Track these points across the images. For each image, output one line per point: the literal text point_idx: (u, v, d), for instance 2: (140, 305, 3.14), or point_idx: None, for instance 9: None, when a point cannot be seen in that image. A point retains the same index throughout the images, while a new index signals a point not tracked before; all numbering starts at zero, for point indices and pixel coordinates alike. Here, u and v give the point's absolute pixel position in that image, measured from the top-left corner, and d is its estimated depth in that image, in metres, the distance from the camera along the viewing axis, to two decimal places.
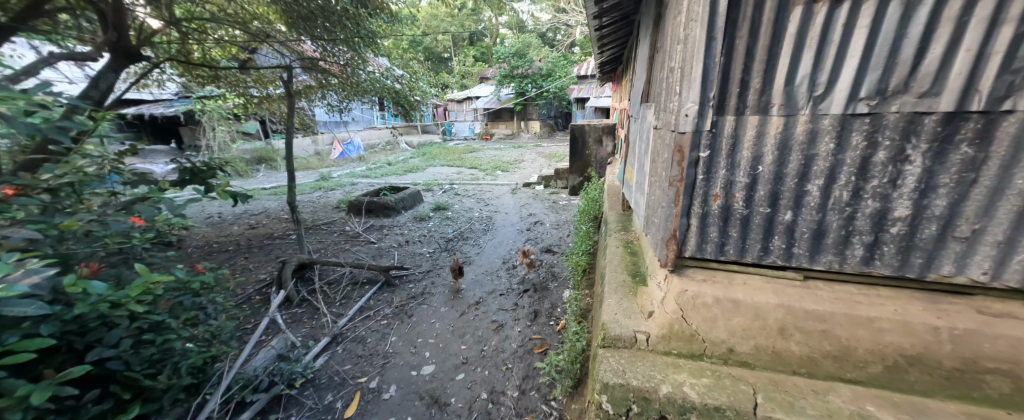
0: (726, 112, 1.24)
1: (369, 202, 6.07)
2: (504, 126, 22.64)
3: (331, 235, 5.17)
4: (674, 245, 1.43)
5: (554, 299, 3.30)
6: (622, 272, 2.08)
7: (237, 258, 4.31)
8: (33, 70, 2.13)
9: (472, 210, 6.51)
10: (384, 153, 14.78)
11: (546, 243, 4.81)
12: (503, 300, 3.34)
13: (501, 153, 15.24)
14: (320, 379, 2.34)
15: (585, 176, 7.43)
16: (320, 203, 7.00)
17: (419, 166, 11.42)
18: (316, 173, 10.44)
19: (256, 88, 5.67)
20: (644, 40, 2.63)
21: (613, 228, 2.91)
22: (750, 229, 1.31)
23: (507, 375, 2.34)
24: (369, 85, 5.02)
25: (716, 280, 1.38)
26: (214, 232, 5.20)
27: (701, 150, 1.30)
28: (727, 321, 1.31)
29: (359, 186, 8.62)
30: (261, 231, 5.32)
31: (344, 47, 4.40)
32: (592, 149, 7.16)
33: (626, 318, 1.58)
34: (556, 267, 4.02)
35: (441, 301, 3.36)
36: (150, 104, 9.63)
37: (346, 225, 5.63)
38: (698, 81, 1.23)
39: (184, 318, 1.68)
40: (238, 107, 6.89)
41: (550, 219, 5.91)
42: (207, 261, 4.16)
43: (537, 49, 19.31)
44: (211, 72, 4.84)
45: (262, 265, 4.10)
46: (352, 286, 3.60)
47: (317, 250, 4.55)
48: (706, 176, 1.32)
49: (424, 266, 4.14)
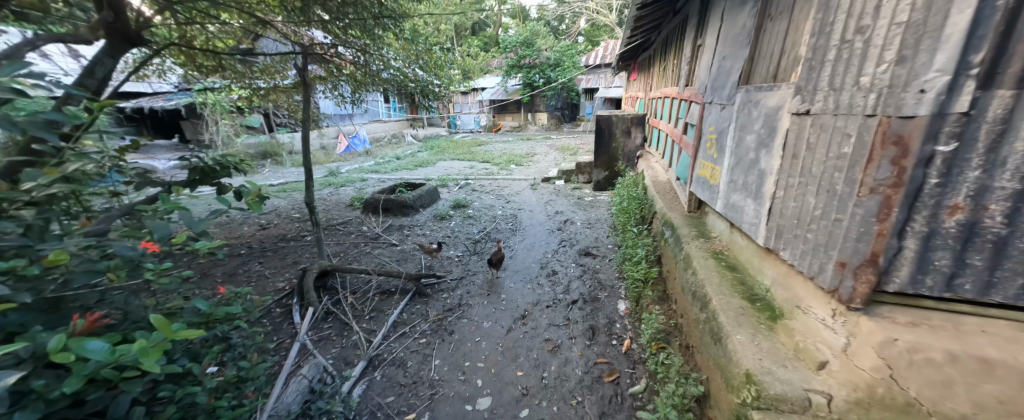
0: (1000, 84, 0.84)
1: (386, 199, 5.67)
2: (510, 118, 22.04)
3: (349, 237, 4.79)
4: (871, 274, 1.06)
5: (609, 312, 2.91)
6: (731, 292, 1.70)
7: (250, 264, 3.96)
8: (17, 52, 1.78)
9: (494, 208, 6.11)
10: (390, 147, 14.33)
11: (583, 244, 4.41)
12: (551, 314, 2.95)
13: (511, 146, 14.74)
14: (360, 416, 1.98)
15: (611, 170, 6.79)
16: (332, 201, 6.59)
17: (429, 161, 10.96)
18: (324, 168, 10.04)
19: (263, 79, 5.26)
20: (734, 12, 2.22)
21: (686, 234, 2.52)
22: (1009, 257, 0.91)
23: (580, 413, 1.97)
24: (387, 74, 4.65)
25: (935, 326, 1.01)
26: (223, 235, 4.82)
27: (940, 141, 0.91)
28: (972, 388, 0.92)
29: (370, 182, 8.20)
30: (273, 232, 4.97)
31: (357, 29, 3.89)
32: (619, 141, 6.69)
33: (783, 368, 1.19)
34: (601, 273, 3.61)
35: (482, 314, 2.99)
36: (151, 97, 9.28)
37: (363, 225, 5.26)
38: (960, 36, 0.85)
39: (204, 361, 1.33)
40: (244, 99, 6.50)
41: (580, 217, 5.46)
42: (219, 268, 3.82)
43: (545, 38, 18.62)
44: (215, 61, 4.44)
45: (279, 272, 3.74)
46: (381, 296, 3.26)
47: (336, 253, 4.20)
48: (942, 181, 0.93)
49: (455, 273, 3.75)
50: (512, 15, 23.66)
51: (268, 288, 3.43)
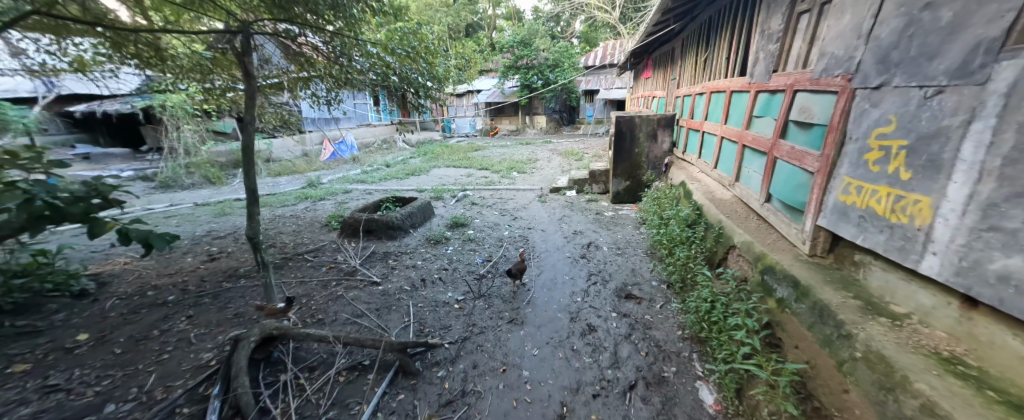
0: None
1: (368, 219, 4.60)
2: (507, 121, 20.92)
3: (317, 271, 3.73)
4: None
5: (691, 409, 1.90)
6: None
7: (174, 318, 2.81)
8: None
9: (499, 227, 5.10)
10: (380, 153, 13.27)
11: (619, 280, 3.39)
12: (604, 413, 1.94)
13: (510, 151, 13.74)
14: None
15: (634, 180, 5.82)
16: (304, 220, 5.52)
17: (422, 168, 9.95)
18: (304, 177, 8.94)
19: (217, 76, 4.19)
20: None
21: (840, 305, 1.52)
22: None
23: None
24: (364, 63, 3.59)
25: None
26: (155, 270, 3.67)
27: None
28: None
29: (353, 195, 7.13)
30: (222, 265, 3.88)
31: (327, 10, 2.89)
32: (643, 145, 5.73)
33: None
34: (657, 330, 2.60)
35: (498, 412, 1.97)
36: (104, 99, 8.10)
37: (338, 253, 4.20)
38: None
39: None
40: (201, 99, 5.41)
41: (605, 239, 4.46)
42: (125, 328, 2.67)
43: (543, 38, 17.72)
44: (146, 47, 3.38)
45: (210, 332, 2.63)
46: (346, 379, 2.22)
47: (295, 299, 3.14)
48: None
49: (454, 331, 2.71)
50: (507, 17, 22.79)
51: (184, 364, 2.30)
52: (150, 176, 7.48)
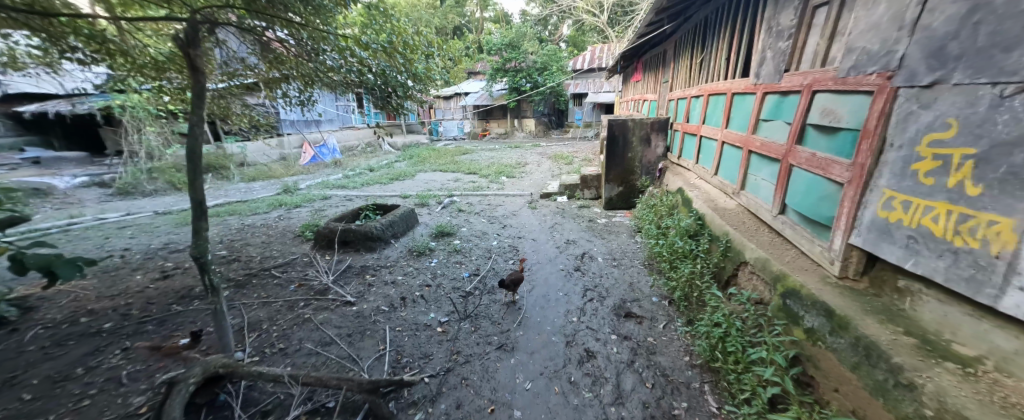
0: None
1: (344, 230, 4.24)
2: (495, 124, 20.63)
3: (284, 290, 3.35)
4: None
5: None
6: None
7: (107, 352, 2.41)
8: None
9: (487, 236, 4.80)
10: (363, 157, 12.80)
11: (618, 296, 3.13)
12: None
13: (498, 154, 13.43)
14: None
15: (628, 185, 5.60)
16: (275, 230, 5.10)
17: (407, 172, 9.56)
18: (280, 182, 8.45)
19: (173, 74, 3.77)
20: None
21: (891, 344, 1.27)
22: None
23: None
24: (337, 60, 3.26)
25: None
26: (95, 292, 3.22)
27: None
28: None
29: (331, 201, 6.71)
30: (175, 283, 3.45)
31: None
32: (637, 150, 5.52)
33: None
34: (663, 357, 2.33)
35: None
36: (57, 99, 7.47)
37: (309, 267, 3.82)
38: None
39: None
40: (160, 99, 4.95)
41: (599, 249, 4.21)
42: (43, 365, 2.26)
43: (531, 40, 17.55)
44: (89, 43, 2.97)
45: (147, 369, 2.24)
46: None
47: (254, 325, 2.75)
48: None
49: (436, 361, 2.39)
50: (494, 20, 22.61)
51: (107, 412, 1.92)
52: (108, 182, 6.90)
